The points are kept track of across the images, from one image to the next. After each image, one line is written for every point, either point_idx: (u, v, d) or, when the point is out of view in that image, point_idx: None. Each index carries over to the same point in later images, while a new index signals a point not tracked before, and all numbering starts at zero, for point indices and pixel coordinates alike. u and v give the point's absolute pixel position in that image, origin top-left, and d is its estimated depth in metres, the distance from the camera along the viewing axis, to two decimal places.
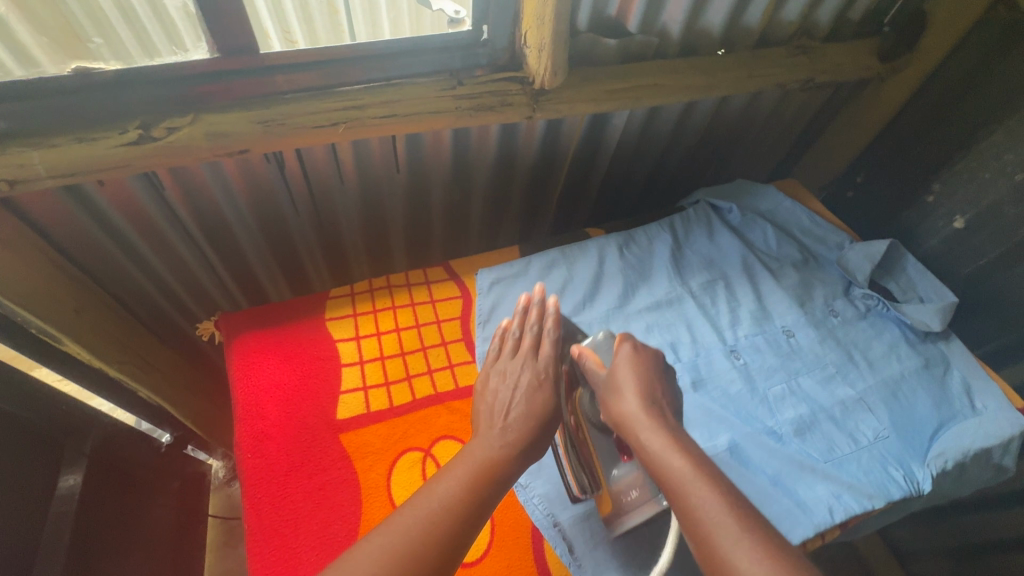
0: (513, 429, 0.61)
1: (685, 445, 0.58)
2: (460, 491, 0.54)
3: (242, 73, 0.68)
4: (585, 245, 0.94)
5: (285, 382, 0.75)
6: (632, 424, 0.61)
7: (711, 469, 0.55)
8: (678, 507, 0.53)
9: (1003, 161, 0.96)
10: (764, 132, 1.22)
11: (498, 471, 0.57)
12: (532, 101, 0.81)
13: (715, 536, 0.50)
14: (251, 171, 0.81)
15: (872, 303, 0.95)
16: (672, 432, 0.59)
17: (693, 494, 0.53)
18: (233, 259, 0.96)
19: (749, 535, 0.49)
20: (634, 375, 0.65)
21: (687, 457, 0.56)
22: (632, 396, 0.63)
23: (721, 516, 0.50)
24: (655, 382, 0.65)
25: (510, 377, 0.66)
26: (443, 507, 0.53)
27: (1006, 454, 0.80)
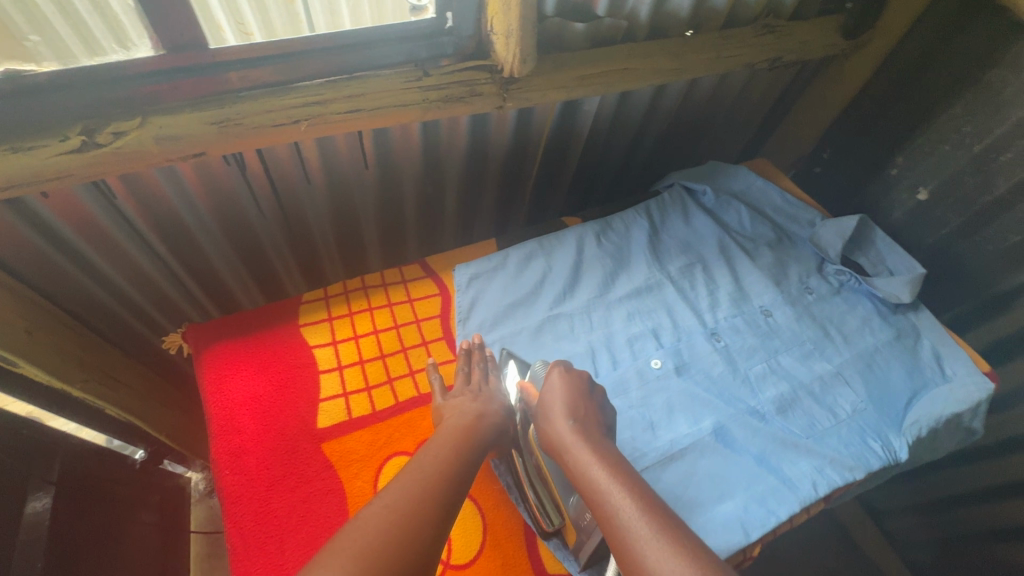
0: (485, 425, 0.67)
1: (607, 457, 0.61)
2: (449, 455, 0.61)
3: (192, 71, 0.63)
4: (562, 234, 0.93)
5: (261, 393, 0.72)
6: (560, 443, 0.64)
7: (628, 476, 0.58)
8: (597, 513, 0.56)
9: (962, 134, 0.99)
10: (734, 113, 1.22)
11: (475, 435, 0.65)
12: (502, 89, 0.79)
13: (625, 534, 0.52)
14: (211, 174, 0.77)
15: (845, 279, 0.97)
16: (595, 446, 0.62)
17: (609, 500, 0.56)
18: (198, 268, 0.92)
19: (656, 529, 0.51)
20: (559, 393, 0.68)
21: (607, 467, 0.59)
22: (559, 415, 0.66)
23: (633, 513, 0.53)
24: (582, 398, 0.68)
25: (472, 397, 0.72)
26: (432, 477, 0.57)
27: (976, 417, 0.83)
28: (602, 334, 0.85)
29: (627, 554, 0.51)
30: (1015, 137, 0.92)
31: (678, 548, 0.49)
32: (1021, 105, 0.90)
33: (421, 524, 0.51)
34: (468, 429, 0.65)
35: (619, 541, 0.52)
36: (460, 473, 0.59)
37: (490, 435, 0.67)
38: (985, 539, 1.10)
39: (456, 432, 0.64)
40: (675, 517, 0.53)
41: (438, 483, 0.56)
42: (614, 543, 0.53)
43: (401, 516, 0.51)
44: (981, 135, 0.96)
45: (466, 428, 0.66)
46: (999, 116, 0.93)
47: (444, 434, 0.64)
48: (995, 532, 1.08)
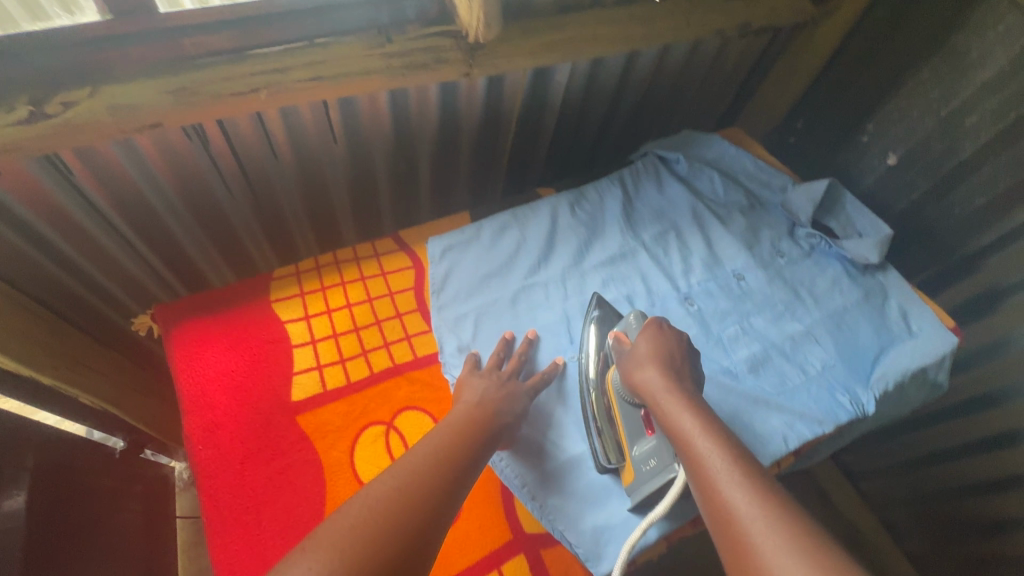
0: (496, 417, 0.65)
1: (697, 409, 0.61)
2: (453, 440, 0.61)
3: (143, 36, 0.61)
4: (536, 205, 0.93)
5: (233, 368, 0.72)
6: (652, 395, 0.63)
7: (728, 440, 0.58)
8: (691, 470, 0.57)
9: (929, 98, 1.01)
10: (706, 83, 1.22)
11: (481, 416, 0.64)
12: (468, 57, 0.78)
13: (724, 500, 0.52)
14: (172, 149, 0.76)
15: (815, 242, 0.98)
16: (691, 403, 0.61)
17: (707, 461, 0.56)
18: (165, 248, 0.90)
19: (759, 502, 0.51)
20: (654, 347, 0.67)
21: (705, 427, 0.59)
22: (653, 368, 0.65)
23: (733, 482, 0.53)
24: (678, 352, 0.67)
25: (495, 383, 0.70)
26: (427, 463, 0.57)
27: (940, 370, 0.85)
28: (577, 300, 0.85)
29: (725, 521, 0.52)
30: (980, 100, 0.94)
31: (782, 524, 0.49)
32: (985, 68, 0.92)
33: (415, 514, 0.53)
34: (480, 416, 0.64)
35: (716, 505, 0.53)
36: (464, 455, 0.60)
37: (500, 426, 0.65)
38: (955, 495, 1.14)
39: (466, 419, 0.64)
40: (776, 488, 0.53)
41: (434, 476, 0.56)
42: (711, 505, 0.53)
43: (399, 510, 0.52)
44: (947, 100, 0.98)
45: (483, 419, 0.64)
46: (965, 79, 0.95)
47: (466, 421, 0.63)
48: (964, 488, 1.12)
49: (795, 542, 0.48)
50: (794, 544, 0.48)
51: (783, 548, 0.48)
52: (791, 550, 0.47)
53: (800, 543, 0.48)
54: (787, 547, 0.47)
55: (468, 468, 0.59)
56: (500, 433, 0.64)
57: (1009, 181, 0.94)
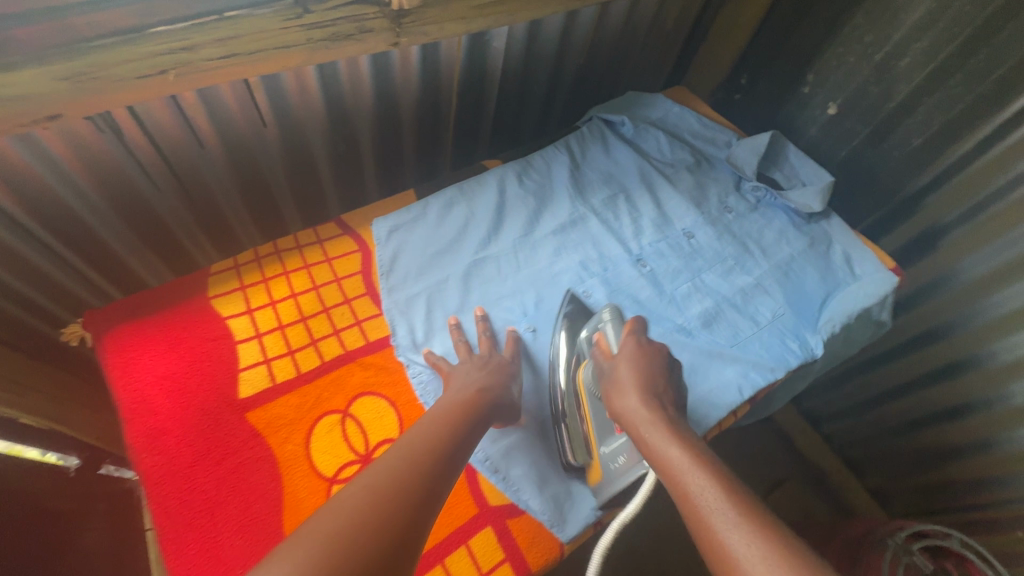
0: (483, 396, 0.64)
1: (683, 437, 0.58)
2: (448, 433, 0.57)
3: (26, 18, 0.55)
4: (482, 177, 0.91)
5: (173, 370, 0.68)
6: (636, 425, 0.61)
7: (716, 467, 0.54)
8: (680, 504, 0.53)
9: (864, 44, 1.03)
10: (650, 43, 1.22)
11: (472, 404, 0.62)
12: (394, 24, 0.74)
13: (716, 535, 0.48)
14: (78, 139, 0.71)
15: (761, 195, 0.99)
16: (676, 432, 0.58)
17: (695, 494, 0.52)
18: (91, 249, 0.85)
19: (752, 531, 0.47)
20: (633, 370, 0.65)
21: (689, 455, 0.55)
22: (632, 395, 0.63)
23: (723, 510, 0.49)
24: (661, 375, 0.66)
25: (477, 365, 0.69)
26: (418, 454, 0.53)
27: (883, 309, 0.88)
28: (530, 271, 0.85)
29: (721, 558, 0.47)
30: (911, 42, 0.96)
31: (777, 552, 0.44)
32: (914, 9, 0.94)
33: (406, 497, 0.48)
34: (464, 404, 0.62)
35: (710, 542, 0.48)
36: (445, 439, 0.56)
37: (491, 405, 0.63)
38: (907, 426, 1.20)
39: (451, 406, 0.61)
40: (771, 515, 0.49)
41: (424, 468, 0.52)
42: (706, 542, 0.49)
43: (389, 496, 0.47)
44: (881, 43, 1.00)
45: (467, 404, 0.62)
46: (896, 22, 0.97)
47: (449, 411, 0.60)
48: (915, 421, 1.18)
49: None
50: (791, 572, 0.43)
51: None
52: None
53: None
54: None
55: (452, 456, 0.55)
56: (486, 412, 0.62)
57: (942, 120, 0.96)
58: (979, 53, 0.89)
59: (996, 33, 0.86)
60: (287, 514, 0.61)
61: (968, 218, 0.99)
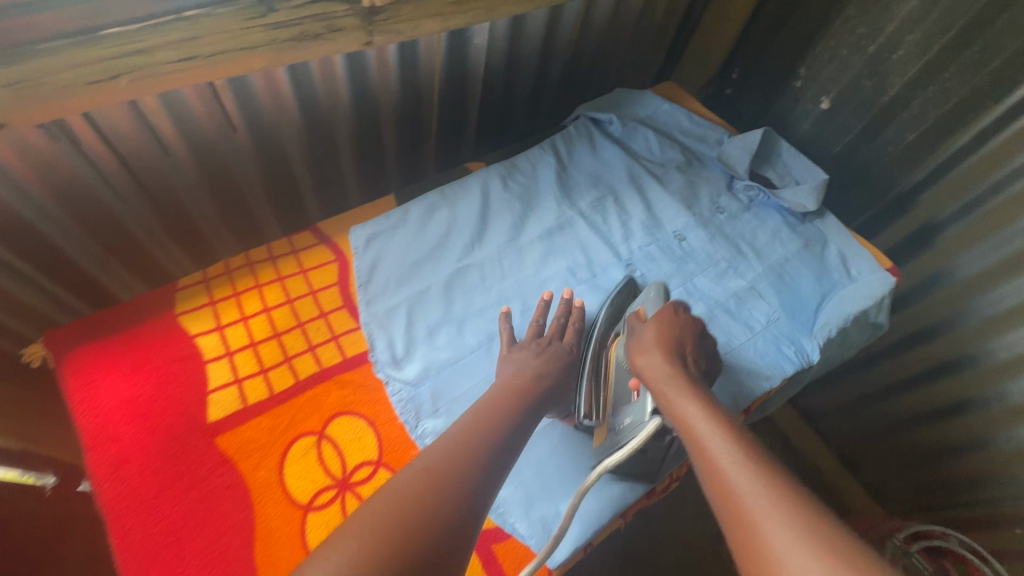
0: (536, 384, 0.64)
1: (701, 395, 0.57)
2: (494, 426, 0.56)
3: None
4: (465, 181, 0.87)
5: (136, 394, 0.64)
6: (655, 379, 0.60)
7: (733, 424, 0.53)
8: (694, 457, 0.52)
9: (856, 36, 1.00)
10: (637, 38, 1.18)
11: (517, 395, 0.62)
12: (366, 23, 0.70)
13: (727, 485, 0.48)
14: (30, 149, 0.67)
15: (754, 194, 0.96)
16: (695, 388, 0.58)
17: (710, 448, 0.51)
18: (54, 265, 0.81)
19: (765, 483, 0.46)
20: (660, 331, 0.65)
21: (705, 409, 0.55)
22: (654, 352, 0.62)
23: (735, 463, 0.49)
24: (689, 339, 0.65)
25: (534, 352, 0.69)
26: (457, 444, 0.52)
27: (880, 311, 0.86)
28: (516, 279, 0.81)
29: (729, 506, 0.47)
30: (904, 33, 0.93)
31: (790, 507, 0.44)
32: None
33: (452, 490, 0.47)
34: (522, 390, 0.63)
35: (720, 490, 0.48)
36: (504, 423, 0.58)
37: (544, 393, 0.64)
38: (903, 425, 1.18)
39: (506, 390, 0.62)
40: (785, 472, 0.48)
41: (468, 459, 0.51)
42: (717, 493, 0.48)
43: (440, 481, 0.48)
44: (874, 36, 0.97)
45: (524, 389, 0.63)
46: (888, 13, 0.94)
47: (506, 395, 0.61)
48: (911, 420, 1.16)
49: (808, 530, 0.42)
50: (799, 527, 0.42)
51: (788, 532, 0.42)
52: (801, 534, 0.42)
53: (816, 533, 0.41)
54: (798, 533, 0.42)
55: (500, 448, 0.54)
56: (545, 397, 0.64)
57: (937, 114, 0.94)
58: (974, 45, 0.86)
59: (991, 24, 0.84)
60: (259, 545, 0.58)
61: (964, 214, 0.96)
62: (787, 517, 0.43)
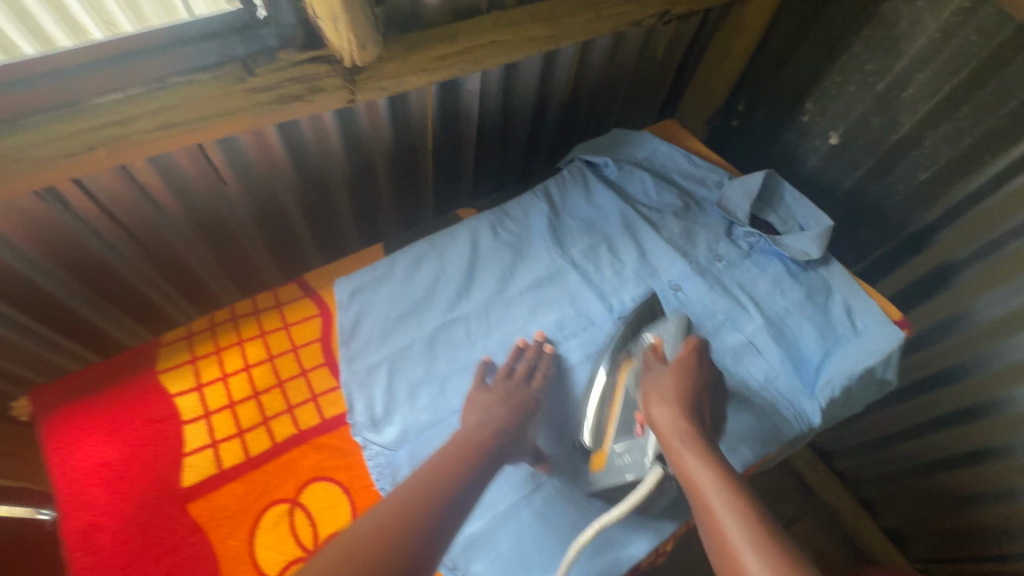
0: (496, 431, 0.63)
1: (715, 458, 0.56)
2: (446, 471, 0.57)
3: None
4: (454, 230, 0.86)
5: (114, 458, 0.65)
6: (668, 436, 0.60)
7: (748, 494, 0.54)
8: (707, 529, 0.53)
9: (864, 73, 0.96)
10: (640, 74, 1.16)
11: (484, 432, 0.62)
12: (347, 81, 0.70)
13: (740, 569, 0.48)
14: (23, 211, 0.68)
15: (754, 240, 0.93)
16: (710, 450, 0.57)
17: (724, 525, 0.51)
18: (56, 317, 0.83)
19: (778, 573, 0.46)
20: (678, 381, 0.64)
21: (718, 473, 0.55)
22: (671, 407, 0.61)
23: (749, 545, 0.49)
24: (705, 389, 0.64)
25: (502, 396, 0.68)
26: (408, 492, 0.53)
27: (888, 368, 0.81)
28: (502, 334, 0.79)
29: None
30: (914, 71, 0.89)
31: None
32: (916, 38, 0.87)
33: (391, 548, 0.48)
34: (478, 443, 0.61)
35: (730, 563, 0.49)
36: (465, 476, 0.57)
37: (505, 444, 0.62)
38: (917, 472, 1.11)
39: (467, 441, 0.61)
40: (795, 552, 0.48)
41: (413, 512, 0.51)
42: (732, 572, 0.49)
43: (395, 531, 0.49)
44: (882, 73, 0.93)
45: (485, 439, 0.62)
46: (897, 51, 0.90)
47: (471, 442, 0.61)
48: (922, 466, 1.09)
49: None
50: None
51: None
52: None
53: None
54: None
55: (454, 497, 0.54)
56: (503, 450, 0.62)
57: (950, 155, 0.89)
58: (988, 85, 0.82)
59: (1007, 64, 0.79)
60: None
61: (982, 256, 0.90)
62: None
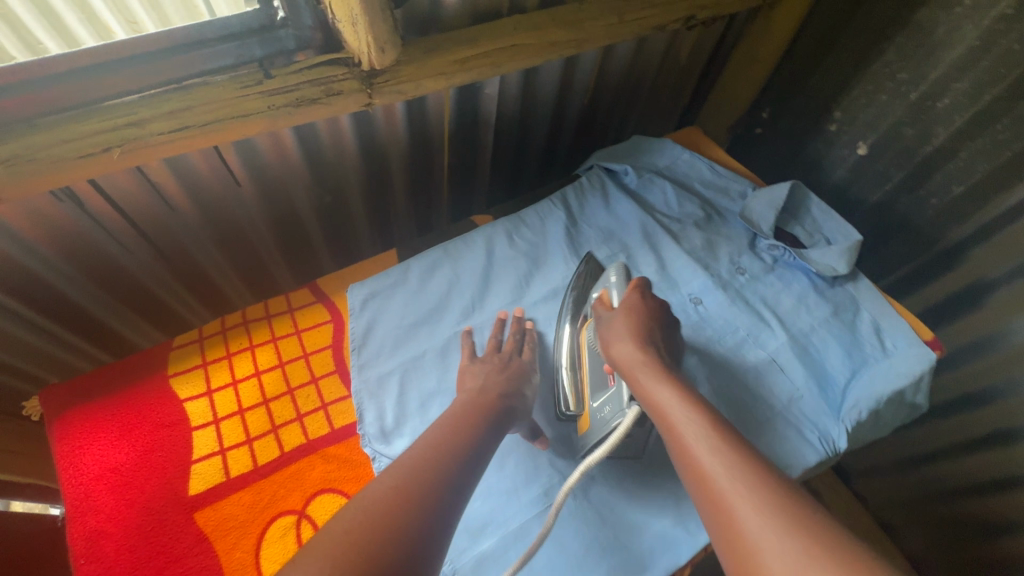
0: (497, 399, 0.62)
1: (675, 382, 0.57)
2: (449, 436, 0.54)
3: None
4: (469, 237, 0.84)
5: (122, 462, 0.64)
6: (631, 369, 0.60)
7: (708, 409, 0.54)
8: (673, 449, 0.52)
9: (897, 81, 0.92)
10: (662, 80, 1.13)
11: (485, 407, 0.60)
12: (366, 84, 0.68)
13: (706, 476, 0.48)
14: (40, 210, 0.68)
15: (779, 254, 0.89)
16: (670, 374, 0.58)
17: (688, 439, 0.51)
18: (70, 315, 0.82)
19: (741, 469, 0.46)
20: (631, 320, 0.64)
21: (679, 394, 0.55)
22: (630, 342, 0.61)
23: (712, 451, 0.49)
24: (659, 328, 0.64)
25: (498, 365, 0.68)
26: (417, 457, 0.50)
27: (918, 391, 0.77)
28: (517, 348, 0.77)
29: (706, 492, 0.47)
30: (951, 81, 0.85)
31: (763, 487, 0.44)
32: (954, 46, 0.83)
33: (407, 511, 0.44)
34: (478, 408, 0.60)
35: (695, 472, 0.48)
36: (468, 441, 0.54)
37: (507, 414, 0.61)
38: (942, 498, 1.06)
39: (467, 408, 0.60)
40: (757, 454, 0.48)
41: (425, 478, 0.48)
42: (699, 483, 0.48)
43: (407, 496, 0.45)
44: (916, 82, 0.89)
45: (485, 406, 0.60)
46: (933, 59, 0.86)
47: (473, 410, 0.59)
48: (947, 492, 1.05)
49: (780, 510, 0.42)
50: (775, 510, 0.42)
51: (763, 516, 0.42)
52: (770, 514, 0.42)
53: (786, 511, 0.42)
54: (769, 514, 0.42)
55: (462, 466, 0.51)
56: (508, 413, 0.61)
57: (986, 168, 0.85)
58: None
59: None
60: None
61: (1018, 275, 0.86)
62: (763, 500, 0.43)
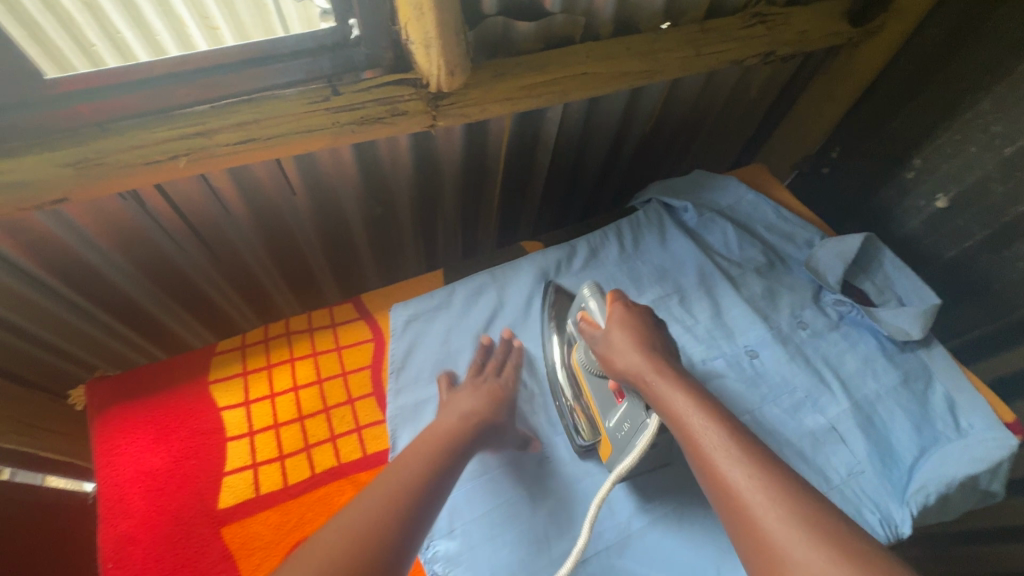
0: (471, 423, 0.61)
1: (688, 389, 0.54)
2: (426, 468, 0.53)
3: (60, 102, 0.56)
4: (516, 263, 0.81)
5: (157, 466, 0.64)
6: (640, 380, 0.56)
7: (726, 417, 0.51)
8: (696, 465, 0.49)
9: (990, 134, 0.84)
10: (729, 111, 1.07)
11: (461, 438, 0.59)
12: (431, 106, 0.67)
13: (734, 495, 0.46)
14: (102, 209, 0.68)
15: (844, 310, 0.83)
16: (682, 382, 0.54)
17: (713, 458, 0.48)
18: (121, 307, 0.84)
19: (772, 488, 0.44)
20: (628, 330, 0.60)
21: (695, 402, 0.52)
22: (635, 351, 0.58)
23: (741, 470, 0.46)
24: (656, 333, 0.60)
25: (476, 390, 0.66)
26: (394, 492, 0.49)
27: (995, 480, 0.69)
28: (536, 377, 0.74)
29: (740, 519, 0.45)
30: None
31: (795, 505, 0.43)
32: None
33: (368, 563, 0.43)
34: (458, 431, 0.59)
35: (722, 491, 0.46)
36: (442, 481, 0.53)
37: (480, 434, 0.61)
38: None
39: (446, 437, 0.58)
40: (782, 467, 0.47)
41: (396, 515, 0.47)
42: (727, 503, 0.46)
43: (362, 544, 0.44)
44: (1013, 137, 0.81)
45: (468, 435, 0.59)
46: None
47: (453, 433, 0.59)
48: None
49: (816, 534, 0.41)
50: (816, 537, 0.41)
51: (800, 541, 0.41)
52: (807, 537, 0.41)
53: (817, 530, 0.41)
54: (808, 537, 0.41)
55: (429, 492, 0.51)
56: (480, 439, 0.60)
57: None
58: None
59: None
60: None
61: None
62: (795, 517, 0.42)
